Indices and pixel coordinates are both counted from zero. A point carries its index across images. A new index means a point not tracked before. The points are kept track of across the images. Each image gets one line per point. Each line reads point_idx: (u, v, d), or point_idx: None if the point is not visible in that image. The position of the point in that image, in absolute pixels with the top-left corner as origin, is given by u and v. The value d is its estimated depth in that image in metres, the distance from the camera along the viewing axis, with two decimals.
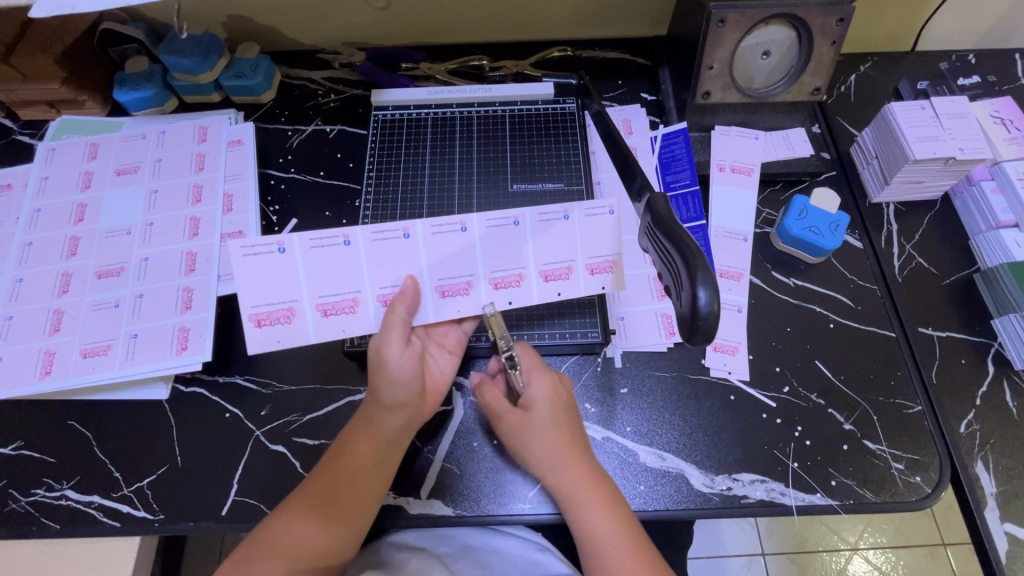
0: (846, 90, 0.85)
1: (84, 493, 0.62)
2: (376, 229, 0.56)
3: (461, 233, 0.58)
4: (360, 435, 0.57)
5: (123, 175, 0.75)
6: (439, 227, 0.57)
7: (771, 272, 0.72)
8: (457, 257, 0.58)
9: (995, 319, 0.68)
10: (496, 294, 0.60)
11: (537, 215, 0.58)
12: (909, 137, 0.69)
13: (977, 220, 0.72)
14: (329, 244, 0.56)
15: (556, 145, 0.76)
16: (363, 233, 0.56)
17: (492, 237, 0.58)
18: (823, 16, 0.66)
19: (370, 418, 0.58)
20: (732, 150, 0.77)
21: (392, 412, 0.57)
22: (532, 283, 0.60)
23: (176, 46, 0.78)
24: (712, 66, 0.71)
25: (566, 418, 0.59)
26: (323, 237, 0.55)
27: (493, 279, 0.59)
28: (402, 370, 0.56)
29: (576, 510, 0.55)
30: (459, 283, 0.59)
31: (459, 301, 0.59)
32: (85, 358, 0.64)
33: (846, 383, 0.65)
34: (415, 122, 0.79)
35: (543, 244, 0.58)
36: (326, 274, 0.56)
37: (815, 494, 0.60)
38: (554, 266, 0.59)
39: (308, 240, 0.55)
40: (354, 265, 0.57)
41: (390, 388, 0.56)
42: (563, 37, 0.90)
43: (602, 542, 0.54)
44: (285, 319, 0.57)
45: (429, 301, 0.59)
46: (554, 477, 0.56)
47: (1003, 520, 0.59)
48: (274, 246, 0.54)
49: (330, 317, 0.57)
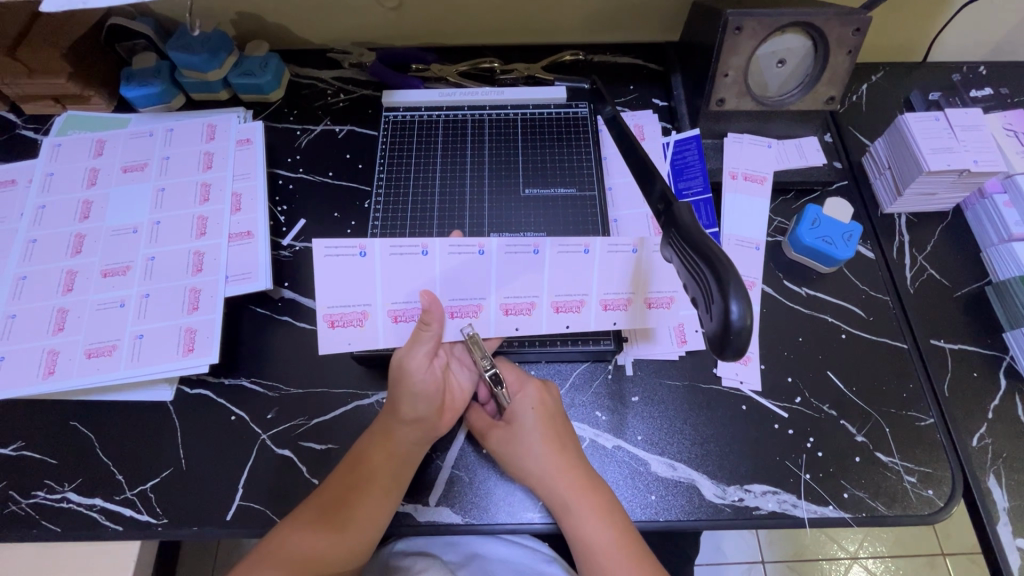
0: (858, 100, 0.85)
1: (86, 496, 0.61)
2: (455, 242, 0.59)
3: (533, 256, 0.60)
4: (376, 444, 0.57)
5: (130, 173, 0.74)
6: (512, 248, 0.60)
7: (783, 281, 0.71)
8: (524, 279, 0.60)
9: (1006, 332, 0.68)
10: (556, 317, 0.61)
11: (608, 247, 0.60)
12: (923, 147, 0.69)
13: (989, 232, 0.72)
14: (408, 253, 0.58)
15: (569, 150, 0.76)
16: (441, 246, 0.59)
17: (561, 262, 0.60)
18: (840, 26, 0.66)
19: (387, 430, 0.58)
20: (745, 157, 0.76)
21: (411, 425, 0.58)
22: (592, 311, 0.62)
23: (186, 43, 0.77)
24: (727, 74, 0.70)
25: (556, 428, 0.60)
26: (403, 245, 0.58)
27: (556, 302, 0.61)
28: (424, 385, 0.57)
29: (572, 520, 0.56)
30: (523, 302, 0.61)
31: (519, 320, 0.61)
32: (90, 359, 0.63)
33: (858, 395, 0.65)
34: (427, 124, 0.78)
35: (604, 273, 0.61)
36: (402, 283, 0.59)
37: (827, 506, 0.60)
38: (614, 296, 0.61)
39: (389, 247, 0.58)
40: (428, 274, 0.59)
41: (411, 400, 0.57)
42: (574, 41, 0.89)
43: (595, 542, 0.55)
44: (358, 321, 0.59)
45: (493, 316, 0.61)
46: (547, 489, 0.57)
47: (1015, 535, 0.59)
48: (356, 250, 0.58)
49: (400, 324, 0.60)
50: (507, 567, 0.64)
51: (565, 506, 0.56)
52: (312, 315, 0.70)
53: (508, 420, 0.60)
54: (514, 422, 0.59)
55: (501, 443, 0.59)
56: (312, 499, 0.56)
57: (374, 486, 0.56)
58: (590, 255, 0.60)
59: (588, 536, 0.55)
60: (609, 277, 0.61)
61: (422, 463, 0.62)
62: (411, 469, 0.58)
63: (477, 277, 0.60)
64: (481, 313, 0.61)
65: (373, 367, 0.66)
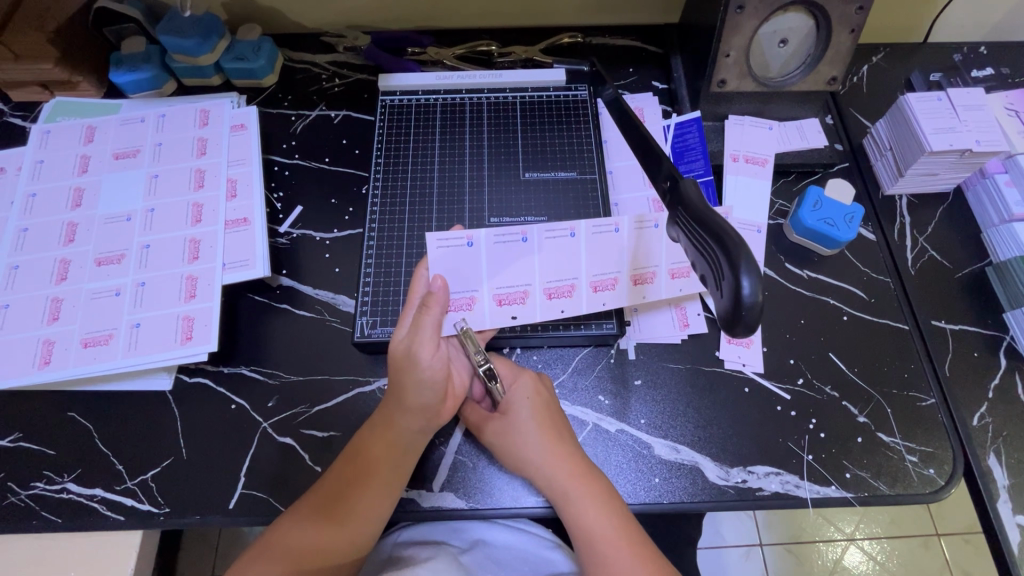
0: (858, 81, 0.84)
1: (86, 486, 0.60)
2: (498, 232, 0.60)
3: (570, 239, 0.61)
4: (377, 436, 0.56)
5: (121, 159, 0.72)
6: (551, 231, 0.61)
7: (785, 264, 0.71)
8: (565, 261, 0.61)
9: (1007, 312, 0.68)
10: (595, 296, 0.62)
11: (633, 223, 0.62)
12: (925, 128, 0.68)
13: (990, 213, 0.72)
14: (509, 241, 0.61)
15: (569, 133, 0.75)
16: (485, 237, 0.60)
17: (595, 245, 0.62)
18: (842, 4, 0.65)
19: (389, 420, 0.57)
20: (747, 139, 0.75)
21: (415, 413, 0.56)
22: (624, 288, 0.62)
23: (176, 26, 0.75)
24: (728, 54, 0.69)
25: (553, 419, 0.59)
26: (506, 233, 0.60)
27: (594, 282, 0.62)
28: (431, 371, 0.56)
29: (571, 510, 0.56)
30: (565, 285, 0.62)
31: (563, 303, 0.62)
32: (86, 348, 0.62)
33: (860, 375, 0.65)
34: (425, 108, 0.77)
35: (635, 250, 0.62)
36: (504, 269, 0.61)
37: (829, 486, 0.60)
38: (645, 270, 0.62)
39: (493, 236, 0.60)
40: (474, 266, 0.60)
41: (417, 389, 0.56)
42: (572, 23, 0.88)
43: (598, 535, 0.55)
44: (467, 306, 0.60)
45: (538, 303, 0.62)
46: (545, 478, 0.57)
47: (1015, 512, 0.59)
48: (464, 240, 0.60)
49: (504, 307, 0.61)
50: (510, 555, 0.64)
51: (563, 497, 0.56)
52: (311, 303, 0.69)
53: (503, 411, 0.60)
54: (510, 411, 0.59)
55: (498, 434, 0.59)
56: (311, 491, 0.55)
57: (374, 483, 0.55)
58: (620, 234, 0.62)
59: (589, 525, 0.55)
60: (635, 253, 0.62)
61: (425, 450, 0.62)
62: (410, 463, 0.57)
63: (523, 263, 0.61)
64: (527, 299, 0.61)
65: (374, 354, 0.66)
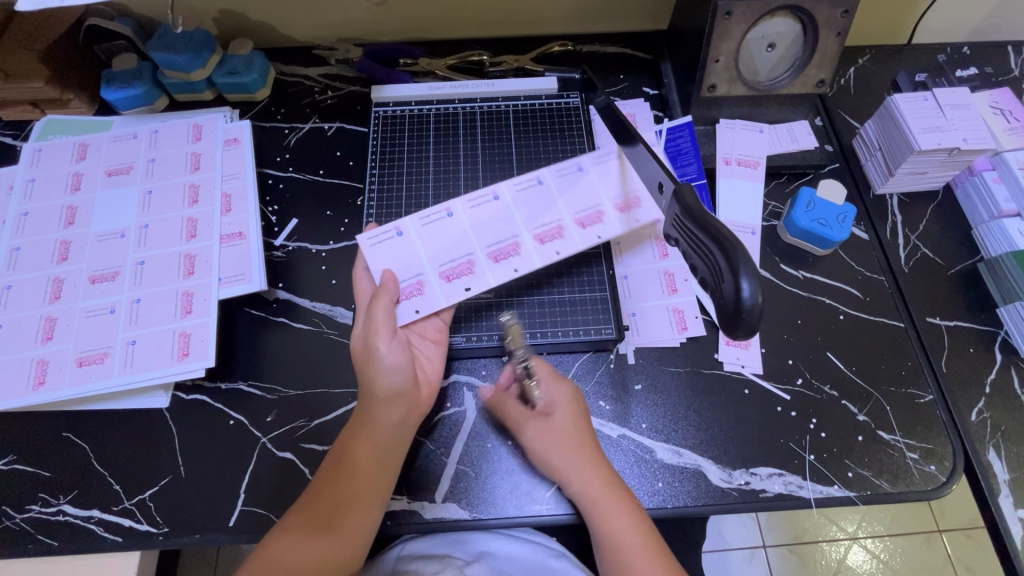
0: (846, 83, 0.86)
1: (83, 508, 0.59)
2: (422, 214, 0.62)
3: (495, 201, 0.64)
4: (357, 435, 0.56)
5: (114, 176, 0.72)
6: (475, 202, 0.63)
7: (780, 265, 0.72)
8: (499, 224, 0.63)
9: (1000, 307, 0.69)
10: (545, 248, 0.62)
11: (553, 170, 0.65)
12: (913, 127, 0.69)
13: (979, 210, 0.73)
14: (435, 219, 0.62)
15: (562, 140, 0.75)
16: (412, 222, 0.62)
17: (522, 199, 0.64)
18: (829, 8, 0.66)
19: (366, 419, 0.56)
20: (738, 143, 0.76)
21: (389, 405, 0.57)
22: (573, 233, 0.62)
23: (167, 43, 0.75)
24: (718, 59, 0.70)
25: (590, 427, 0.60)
26: (429, 213, 0.62)
27: (537, 234, 0.62)
28: (393, 359, 0.56)
29: (604, 517, 0.55)
30: (507, 245, 0.62)
31: (513, 263, 0.61)
32: (81, 367, 0.61)
33: (858, 374, 0.65)
34: (418, 119, 0.77)
35: (568, 197, 0.64)
36: (441, 245, 0.61)
37: (832, 486, 0.60)
38: (586, 212, 0.63)
39: (419, 220, 0.62)
40: (411, 252, 0.60)
41: (382, 378, 0.56)
42: (563, 31, 0.89)
43: (626, 542, 0.55)
44: (418, 291, 0.59)
45: (486, 268, 0.61)
46: (583, 483, 0.56)
47: (1017, 507, 0.60)
48: (393, 231, 0.61)
49: (454, 282, 0.60)
50: (515, 564, 0.64)
51: (597, 503, 0.56)
52: (308, 316, 0.69)
53: (545, 413, 0.60)
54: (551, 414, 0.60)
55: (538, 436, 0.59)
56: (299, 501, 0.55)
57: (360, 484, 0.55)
58: (543, 184, 0.65)
59: (618, 532, 0.55)
60: (567, 198, 0.64)
61: (422, 459, 0.61)
62: (395, 459, 0.57)
63: (456, 236, 0.62)
64: (474, 269, 0.61)
65: None
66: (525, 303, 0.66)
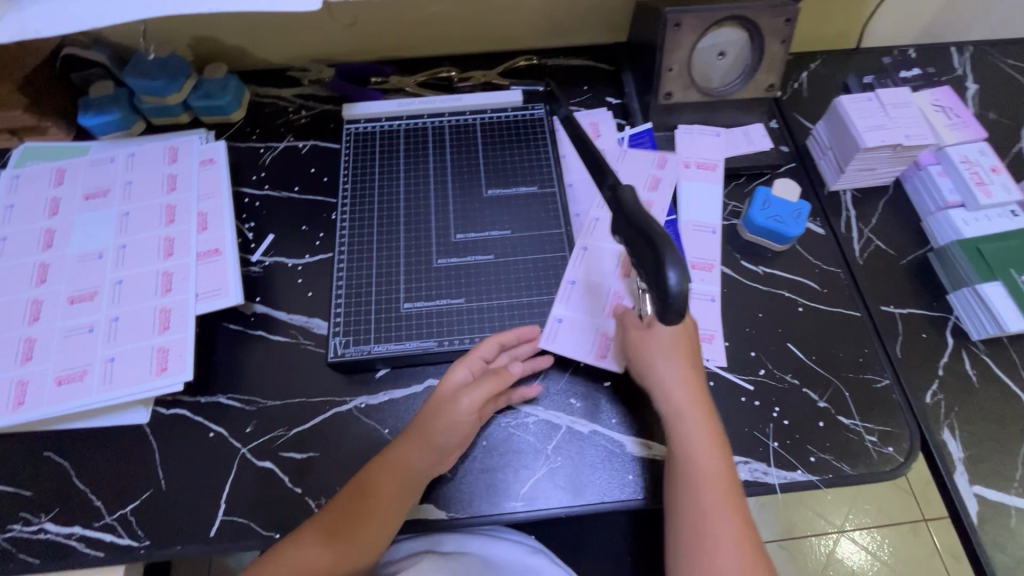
0: (799, 87, 0.90)
1: (64, 525, 0.60)
2: (553, 298, 0.68)
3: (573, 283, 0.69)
4: (388, 469, 0.58)
5: (92, 200, 0.74)
6: (574, 262, 0.70)
7: (740, 261, 0.75)
8: (606, 260, 0.70)
9: (950, 294, 0.72)
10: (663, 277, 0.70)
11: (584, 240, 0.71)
12: (859, 127, 0.73)
13: (927, 201, 0.77)
14: (568, 292, 0.68)
15: (528, 150, 0.78)
16: (557, 305, 0.68)
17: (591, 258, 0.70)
18: (771, 17, 0.70)
19: (400, 456, 0.59)
20: (696, 146, 0.79)
21: (430, 453, 0.59)
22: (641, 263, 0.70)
23: (142, 70, 0.78)
24: (671, 68, 0.74)
25: (689, 351, 0.62)
26: (561, 293, 0.68)
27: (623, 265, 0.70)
28: (461, 422, 0.60)
29: (681, 426, 0.59)
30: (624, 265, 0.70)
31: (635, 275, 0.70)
32: (60, 386, 0.62)
33: (818, 362, 0.68)
34: (389, 134, 0.80)
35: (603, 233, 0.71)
36: (592, 303, 0.68)
37: (796, 471, 0.62)
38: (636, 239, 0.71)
39: (560, 302, 0.68)
40: (583, 323, 0.67)
41: (444, 431, 0.59)
42: (528, 47, 0.93)
43: (698, 457, 0.57)
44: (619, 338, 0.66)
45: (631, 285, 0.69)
46: (666, 393, 0.60)
47: (973, 483, 0.62)
48: (555, 321, 0.67)
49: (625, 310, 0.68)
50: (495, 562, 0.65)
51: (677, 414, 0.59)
52: (286, 328, 0.70)
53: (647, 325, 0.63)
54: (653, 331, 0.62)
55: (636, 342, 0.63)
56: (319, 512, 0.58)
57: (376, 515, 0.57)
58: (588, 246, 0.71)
59: (691, 444, 0.58)
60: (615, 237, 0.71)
61: None
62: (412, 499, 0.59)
63: (595, 287, 0.69)
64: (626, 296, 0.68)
65: (350, 375, 0.67)
66: (494, 306, 0.68)
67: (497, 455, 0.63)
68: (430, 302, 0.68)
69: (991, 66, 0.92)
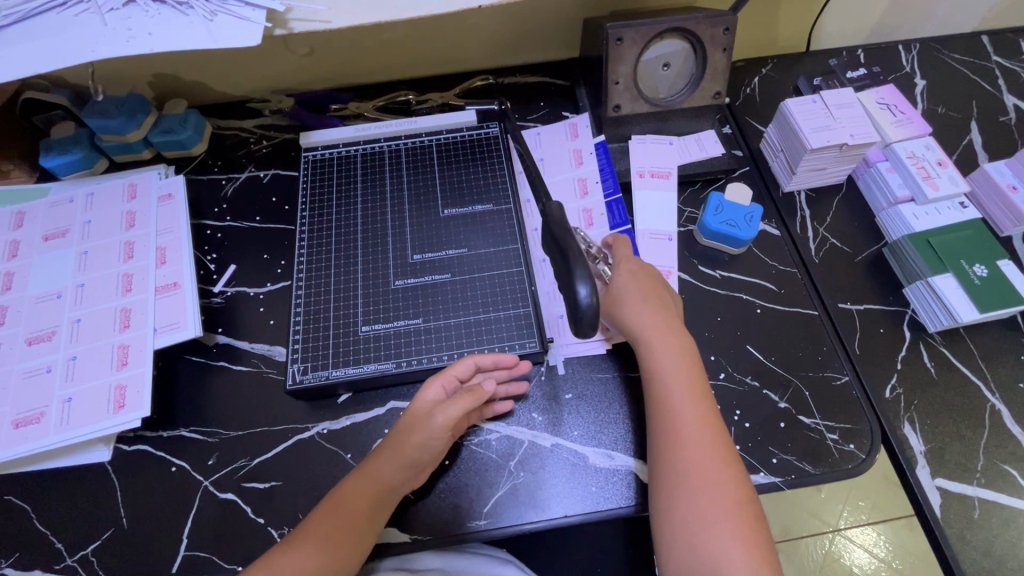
0: (751, 92, 0.92)
1: (24, 570, 0.60)
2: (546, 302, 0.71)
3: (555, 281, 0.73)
4: (359, 483, 0.58)
5: (51, 240, 0.74)
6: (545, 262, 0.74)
7: (697, 266, 0.75)
8: None
9: (905, 288, 0.73)
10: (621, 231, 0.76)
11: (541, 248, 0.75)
12: (804, 128, 0.74)
13: (879, 198, 0.78)
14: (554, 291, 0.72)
15: (483, 168, 0.79)
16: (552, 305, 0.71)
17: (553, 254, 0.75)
18: (711, 27, 0.72)
19: (370, 470, 0.58)
20: (650, 156, 0.81)
21: (403, 467, 0.58)
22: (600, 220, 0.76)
23: (100, 109, 0.79)
24: (617, 81, 0.76)
25: (653, 292, 0.66)
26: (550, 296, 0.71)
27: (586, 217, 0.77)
28: (436, 437, 0.59)
29: (652, 350, 0.62)
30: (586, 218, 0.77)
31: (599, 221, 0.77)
32: (17, 429, 0.62)
33: (778, 363, 0.69)
34: (346, 160, 0.81)
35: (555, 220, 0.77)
36: None
37: (758, 473, 0.62)
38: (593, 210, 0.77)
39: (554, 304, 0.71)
40: None
41: (419, 447, 0.59)
42: (484, 67, 0.95)
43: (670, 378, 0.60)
44: None
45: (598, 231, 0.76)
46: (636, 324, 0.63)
47: (934, 476, 0.62)
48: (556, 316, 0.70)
49: None
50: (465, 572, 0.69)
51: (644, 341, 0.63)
52: (247, 357, 0.71)
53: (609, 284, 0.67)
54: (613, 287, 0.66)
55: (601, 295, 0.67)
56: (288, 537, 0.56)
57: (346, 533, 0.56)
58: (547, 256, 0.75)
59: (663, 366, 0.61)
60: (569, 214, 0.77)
61: None
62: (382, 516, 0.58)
63: None
64: None
65: (312, 401, 0.67)
66: (450, 324, 0.68)
67: (463, 475, 0.63)
68: (389, 323, 0.69)
69: (939, 62, 0.94)
